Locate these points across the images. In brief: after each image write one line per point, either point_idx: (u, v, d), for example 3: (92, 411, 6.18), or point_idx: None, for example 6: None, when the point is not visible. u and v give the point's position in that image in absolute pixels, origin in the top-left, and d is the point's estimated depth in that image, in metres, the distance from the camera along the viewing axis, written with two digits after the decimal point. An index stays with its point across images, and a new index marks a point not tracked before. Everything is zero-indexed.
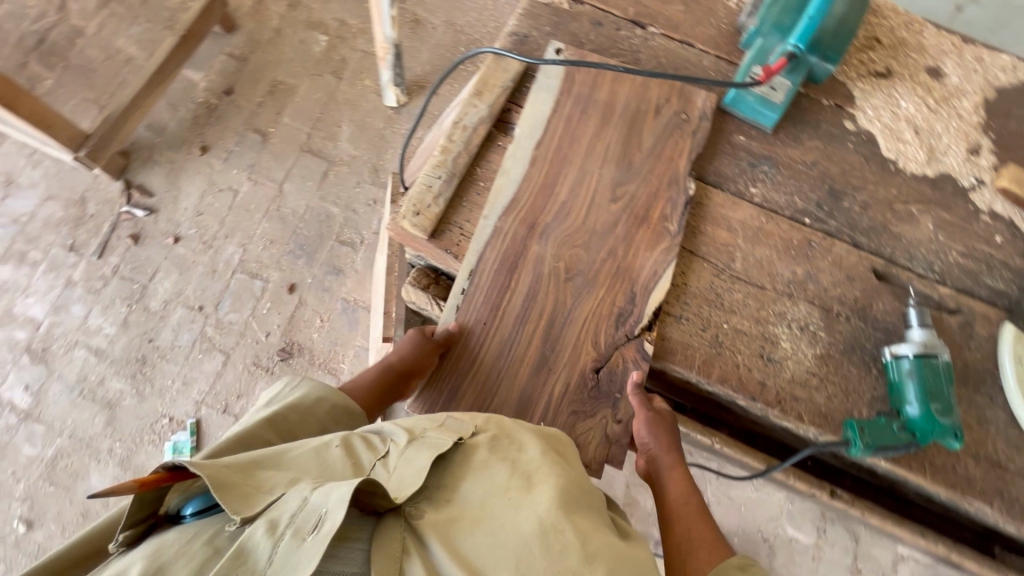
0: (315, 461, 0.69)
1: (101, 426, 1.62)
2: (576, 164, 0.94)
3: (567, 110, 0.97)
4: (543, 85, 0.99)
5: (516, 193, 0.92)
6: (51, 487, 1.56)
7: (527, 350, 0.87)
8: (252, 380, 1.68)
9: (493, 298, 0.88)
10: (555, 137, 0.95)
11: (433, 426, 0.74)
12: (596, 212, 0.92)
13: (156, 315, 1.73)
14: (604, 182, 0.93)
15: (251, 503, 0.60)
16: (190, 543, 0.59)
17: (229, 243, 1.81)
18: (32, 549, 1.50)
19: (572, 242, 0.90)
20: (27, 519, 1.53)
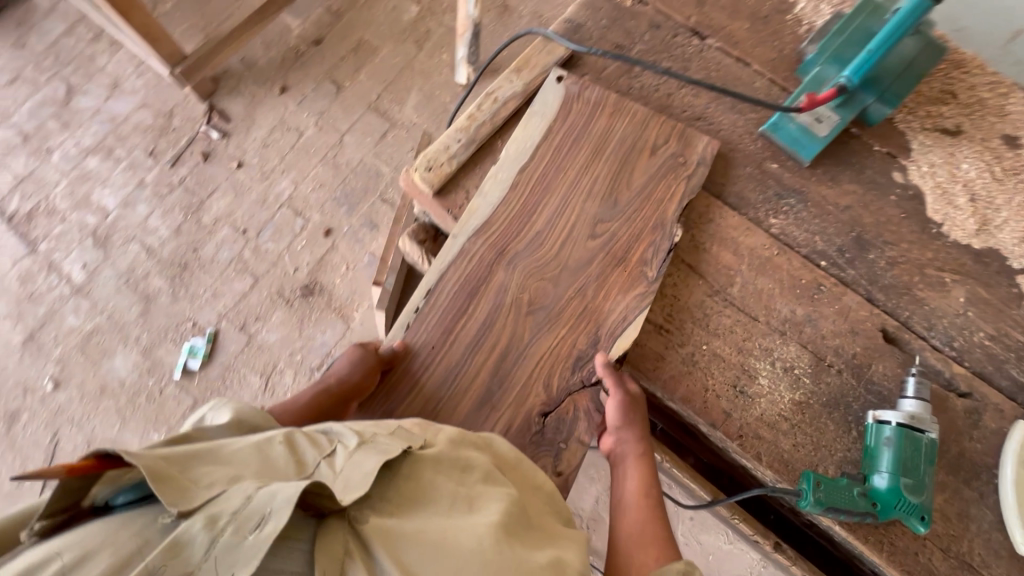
0: (256, 456, 0.62)
1: (135, 315, 1.77)
2: (559, 197, 0.94)
3: (556, 138, 0.97)
4: (542, 103, 0.99)
5: (490, 215, 0.93)
6: (81, 358, 1.73)
7: (471, 382, 0.88)
8: (272, 308, 1.78)
9: (449, 318, 0.90)
10: (538, 167, 0.95)
11: (384, 432, 0.71)
12: (569, 250, 0.91)
13: (205, 229, 1.87)
14: (584, 217, 0.93)
15: (189, 497, 0.54)
16: (115, 537, 0.51)
17: (284, 178, 1.92)
18: (54, 406, 1.68)
19: (540, 274, 0.91)
20: (55, 379, 1.70)
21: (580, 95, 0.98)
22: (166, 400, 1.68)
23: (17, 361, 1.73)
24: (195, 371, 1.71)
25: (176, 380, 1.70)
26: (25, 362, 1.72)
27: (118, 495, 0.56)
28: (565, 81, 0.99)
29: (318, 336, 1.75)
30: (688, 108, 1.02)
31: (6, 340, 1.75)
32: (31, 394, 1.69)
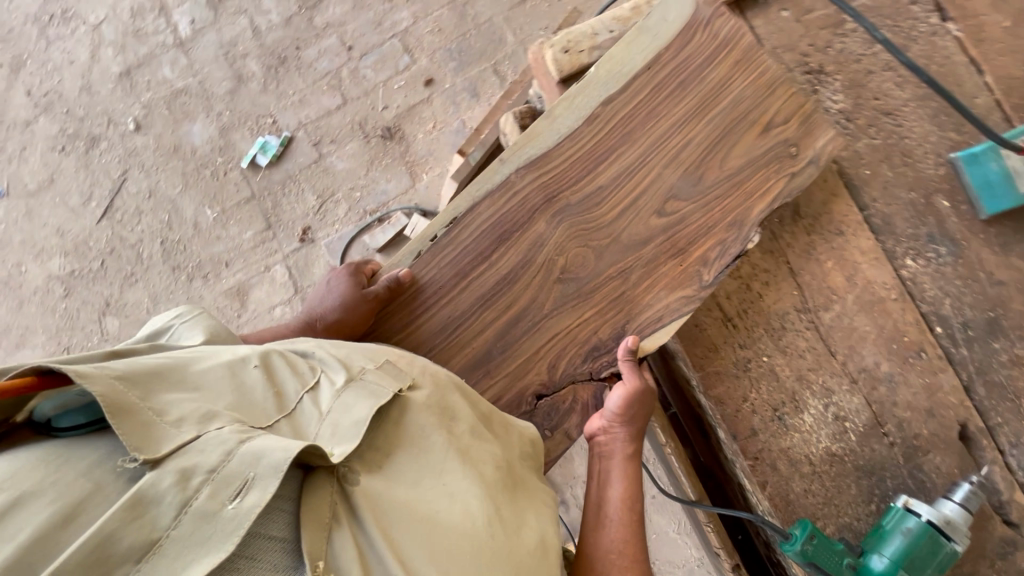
0: (229, 384, 0.62)
1: (224, 90, 1.75)
2: (638, 157, 0.83)
3: (655, 83, 0.83)
4: (654, 25, 0.84)
5: (552, 148, 0.85)
6: (165, 111, 1.74)
7: (477, 330, 0.86)
8: (349, 136, 1.72)
9: (468, 257, 0.87)
10: (622, 114, 0.84)
11: (373, 366, 0.73)
12: (624, 221, 0.83)
13: (314, 30, 1.77)
14: (658, 189, 0.82)
15: (153, 436, 0.51)
16: (53, 477, 0.47)
17: (405, 8, 1.77)
18: (130, 147, 1.72)
19: (585, 238, 0.84)
20: (137, 122, 1.73)
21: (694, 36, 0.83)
22: (227, 182, 1.71)
23: (109, 90, 1.75)
24: (262, 167, 1.71)
25: (241, 169, 1.71)
26: (116, 94, 1.75)
27: (63, 415, 0.52)
28: (696, 1, 0.84)
29: (381, 181, 1.71)
30: (881, 96, 0.84)
31: (106, 66, 1.77)
32: (113, 127, 1.73)
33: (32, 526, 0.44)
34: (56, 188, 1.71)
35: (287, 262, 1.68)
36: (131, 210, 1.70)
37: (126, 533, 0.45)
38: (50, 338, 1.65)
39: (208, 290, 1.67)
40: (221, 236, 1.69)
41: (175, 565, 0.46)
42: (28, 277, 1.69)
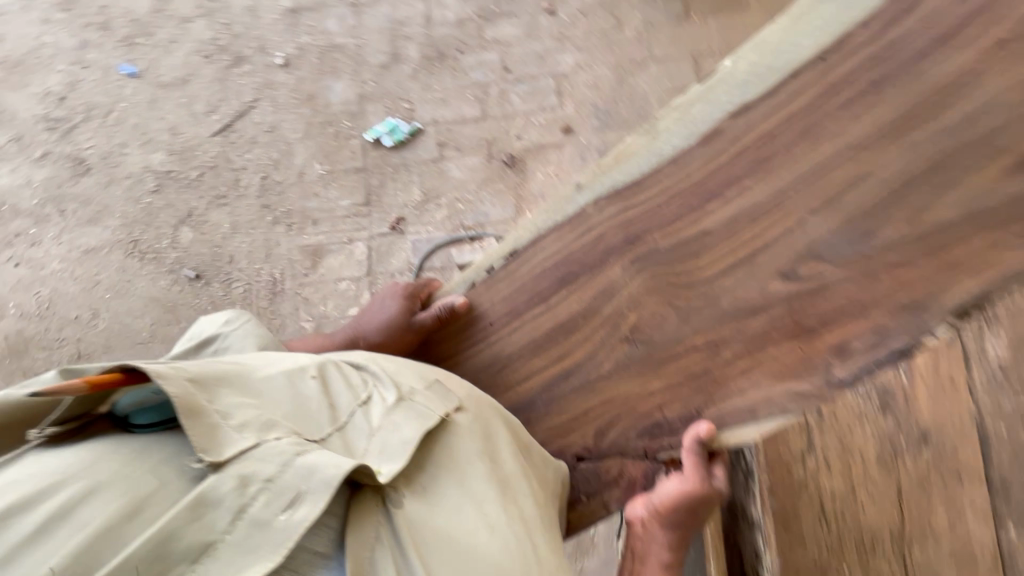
0: (292, 396, 0.83)
1: (376, 62, 1.77)
2: (766, 198, 0.80)
3: (800, 110, 0.77)
4: (821, 15, 0.74)
5: (640, 178, 0.89)
6: (316, 60, 1.76)
7: (533, 371, 1.02)
8: (474, 150, 1.73)
9: (518, 300, 1.04)
10: (750, 149, 0.80)
11: (421, 390, 0.91)
12: (727, 275, 0.83)
13: (480, 41, 1.80)
14: (798, 240, 0.78)
15: (214, 437, 0.70)
16: (124, 472, 0.66)
17: (571, 54, 1.79)
18: (270, 79, 1.75)
19: (666, 295, 0.89)
20: (286, 59, 1.76)
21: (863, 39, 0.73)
22: (344, 147, 1.72)
23: (272, 19, 1.78)
24: (383, 147, 1.72)
25: (363, 140, 1.73)
26: (277, 25, 1.78)
27: (138, 414, 0.73)
28: None
29: (486, 202, 1.71)
30: None
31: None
32: (261, 54, 1.76)
33: (109, 507, 0.63)
34: (186, 89, 1.73)
35: (369, 243, 1.69)
36: (247, 136, 1.72)
37: (194, 524, 0.64)
38: (124, 226, 1.66)
39: (286, 239, 1.68)
40: (319, 194, 1.70)
41: (230, 562, 0.63)
42: (126, 159, 1.69)
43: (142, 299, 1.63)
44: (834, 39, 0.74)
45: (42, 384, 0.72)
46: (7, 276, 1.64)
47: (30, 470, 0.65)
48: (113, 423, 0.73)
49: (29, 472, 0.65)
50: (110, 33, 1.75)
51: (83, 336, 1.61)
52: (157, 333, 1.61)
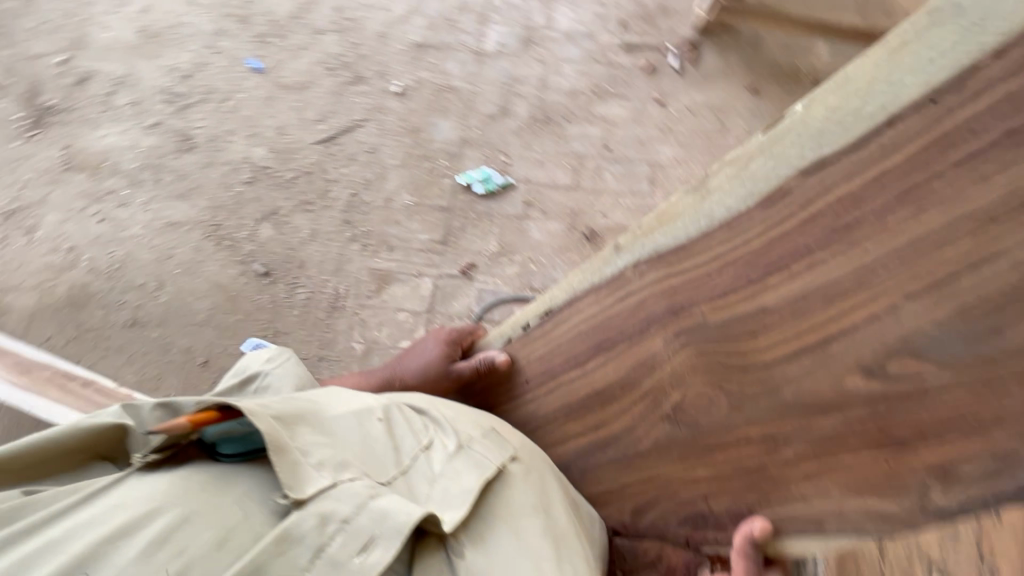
0: (359, 438, 0.84)
1: (485, 112, 1.82)
2: (849, 274, 0.55)
3: (906, 159, 0.49)
4: (935, 33, 0.47)
5: (682, 242, 0.69)
6: (429, 96, 1.83)
7: (571, 435, 0.93)
8: (558, 215, 1.74)
9: (551, 360, 0.94)
10: (829, 207, 0.55)
11: (479, 438, 0.89)
12: (792, 365, 0.61)
13: (587, 114, 1.84)
14: (897, 335, 0.53)
15: (297, 475, 0.74)
16: (209, 503, 0.71)
17: (672, 146, 1.81)
18: (382, 103, 1.81)
19: (709, 378, 0.70)
20: (402, 88, 1.82)
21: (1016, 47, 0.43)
22: (436, 183, 1.76)
23: (398, 49, 1.85)
24: (473, 193, 1.76)
25: (454, 181, 1.76)
26: (402, 56, 1.85)
27: (223, 444, 0.78)
28: None
29: (558, 269, 1.71)
30: None
31: (409, 30, 1.88)
32: (379, 79, 1.82)
33: (201, 535, 0.68)
34: (302, 94, 1.79)
35: (436, 281, 1.69)
36: (347, 152, 1.77)
37: (278, 557, 0.68)
38: (209, 208, 1.70)
39: (359, 257, 1.70)
40: (399, 222, 1.73)
41: None
42: (229, 147, 1.75)
43: (207, 282, 1.65)
44: (959, 65, 0.46)
45: (118, 419, 0.77)
46: (87, 229, 1.66)
47: (131, 497, 0.70)
48: (200, 448, 0.78)
49: (133, 496, 0.70)
50: (246, 28, 1.84)
51: (143, 304, 1.63)
52: (214, 319, 1.64)
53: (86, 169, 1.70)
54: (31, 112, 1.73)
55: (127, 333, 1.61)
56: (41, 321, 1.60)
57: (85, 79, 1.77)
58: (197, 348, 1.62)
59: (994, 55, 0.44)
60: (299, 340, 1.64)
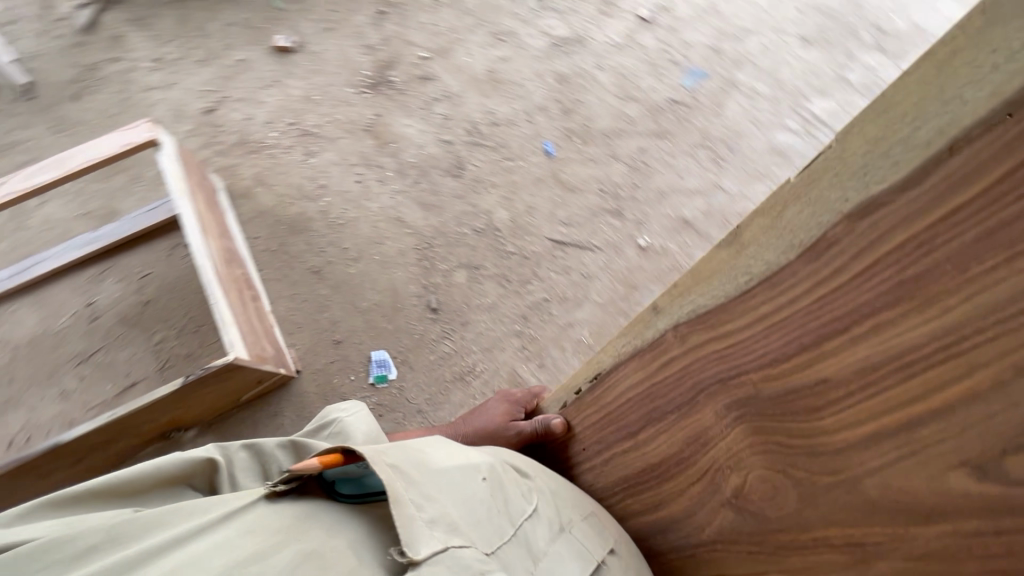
0: (465, 494, 0.83)
1: None
2: (941, 340, 0.52)
3: (993, 202, 0.45)
4: (997, 34, 0.42)
5: (715, 305, 0.73)
6: (664, 266, 1.80)
7: (648, 509, 0.97)
8: None
9: (602, 428, 1.03)
10: (895, 275, 0.53)
11: (577, 520, 0.93)
12: (870, 452, 0.61)
13: None
14: (1008, 421, 0.50)
15: (412, 532, 0.73)
16: (328, 550, 0.71)
17: None
18: (622, 246, 1.83)
19: (774, 455, 0.72)
20: (647, 245, 1.82)
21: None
22: None
23: (665, 213, 1.86)
24: None
25: None
26: (665, 221, 1.85)
27: (342, 483, 0.81)
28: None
29: None
30: None
31: (686, 203, 1.87)
32: (634, 225, 1.85)
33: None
34: (565, 195, 1.89)
35: None
36: (566, 263, 1.81)
37: None
38: (434, 229, 1.83)
39: (512, 352, 1.71)
40: (564, 349, 1.71)
41: None
42: (484, 195, 1.88)
43: (388, 283, 1.76)
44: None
45: (242, 458, 0.89)
46: (344, 182, 1.87)
47: (258, 529, 0.71)
48: (320, 485, 0.80)
49: (258, 528, 0.71)
50: (563, 118, 1.99)
51: (334, 263, 1.78)
52: (370, 315, 1.73)
53: (378, 139, 1.92)
54: (375, 76, 2.00)
55: (307, 276, 1.76)
56: (263, 222, 1.81)
57: (427, 78, 2.01)
58: (341, 326, 1.71)
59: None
60: (417, 382, 1.67)
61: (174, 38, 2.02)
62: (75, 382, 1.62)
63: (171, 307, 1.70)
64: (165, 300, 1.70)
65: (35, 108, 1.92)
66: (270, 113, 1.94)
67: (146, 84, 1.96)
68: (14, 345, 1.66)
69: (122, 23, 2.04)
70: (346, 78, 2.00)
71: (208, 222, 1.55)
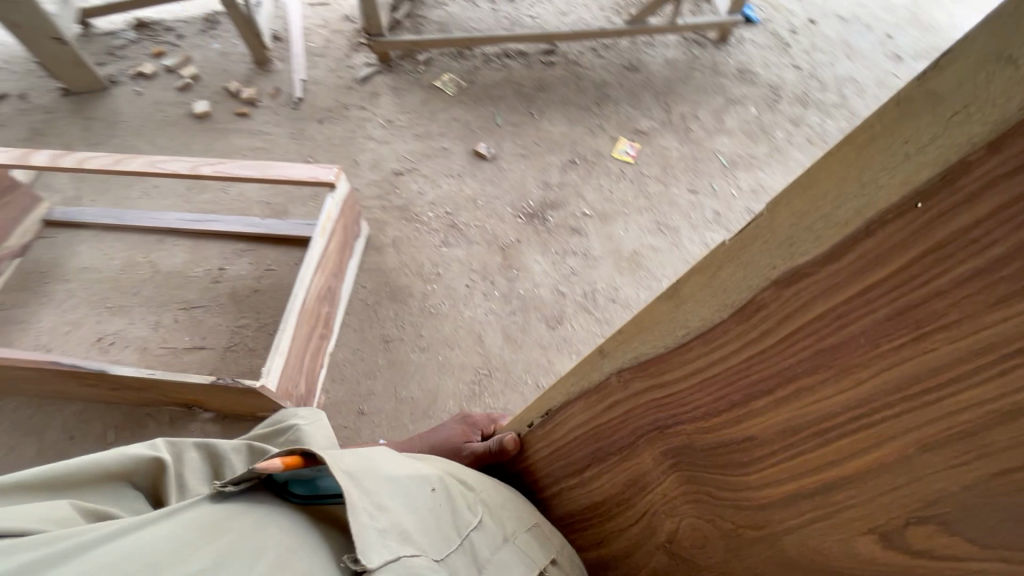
0: (415, 507, 0.77)
1: None
2: (859, 409, 0.38)
3: (903, 283, 0.31)
4: (904, 131, 0.29)
5: (642, 358, 0.55)
6: None
7: (592, 540, 0.86)
8: None
9: (554, 463, 0.84)
10: (811, 345, 0.38)
11: (522, 528, 0.85)
12: (787, 512, 0.48)
13: None
14: (914, 493, 0.37)
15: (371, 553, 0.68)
16: (285, 545, 0.68)
17: None
18: None
19: (699, 503, 0.59)
20: None
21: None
22: None
23: None
24: None
25: None
26: None
27: (292, 482, 0.77)
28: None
29: None
30: None
31: None
32: None
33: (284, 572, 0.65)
34: None
35: None
36: None
37: None
38: (501, 363, 1.82)
39: None
40: None
41: None
42: (564, 358, 1.84)
43: (434, 387, 1.78)
44: (944, 162, 0.27)
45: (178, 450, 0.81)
46: (456, 279, 1.99)
47: (217, 525, 0.67)
48: (269, 485, 0.76)
49: (215, 523, 0.68)
50: None
51: (404, 343, 1.86)
52: (402, 405, 1.75)
53: (505, 260, 2.03)
54: (536, 209, 2.16)
55: (376, 340, 1.86)
56: (375, 276, 1.99)
57: (576, 231, 2.10)
58: (373, 400, 1.76)
59: (982, 156, 0.26)
60: None
61: (409, 112, 2.43)
62: (170, 320, 1.89)
63: (270, 304, 1.93)
64: (271, 297, 1.94)
65: (292, 116, 2.42)
66: (437, 197, 2.19)
67: (370, 135, 2.36)
68: (156, 269, 2.00)
69: (384, 86, 2.52)
70: (511, 199, 2.19)
71: (330, 260, 1.75)
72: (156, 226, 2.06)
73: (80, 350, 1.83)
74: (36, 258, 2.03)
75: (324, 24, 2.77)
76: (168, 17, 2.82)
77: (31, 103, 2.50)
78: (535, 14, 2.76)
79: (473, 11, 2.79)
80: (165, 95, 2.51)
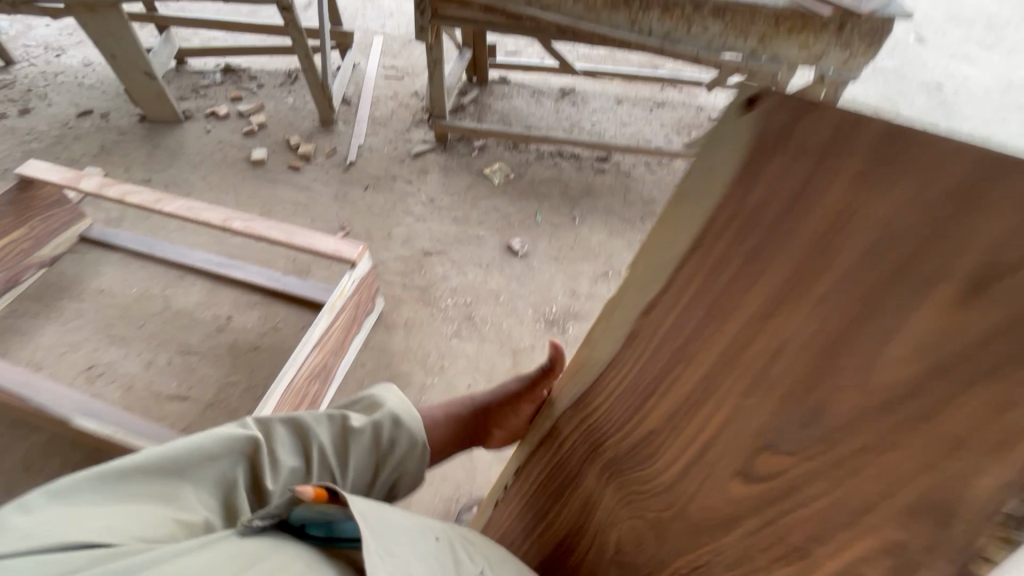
0: (422, 550, 0.74)
1: None
2: (699, 339, 0.56)
3: (717, 263, 0.51)
4: (697, 208, 0.51)
5: (587, 360, 0.71)
6: None
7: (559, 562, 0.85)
8: None
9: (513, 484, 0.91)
10: (678, 306, 0.56)
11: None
12: (678, 427, 0.62)
13: None
14: (732, 373, 0.55)
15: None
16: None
17: None
18: None
19: (631, 456, 0.69)
20: None
21: (768, 94, 0.45)
22: None
23: None
24: None
25: None
26: None
27: (309, 527, 0.76)
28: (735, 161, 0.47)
29: None
30: None
31: None
32: None
33: None
34: None
35: None
36: None
37: None
38: (484, 483, 1.69)
39: None
40: None
41: None
42: None
43: None
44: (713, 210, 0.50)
45: (267, 433, 0.87)
46: (460, 376, 1.88)
47: (247, 558, 0.66)
48: (288, 528, 0.75)
49: (245, 553, 0.67)
50: None
51: None
52: None
53: (514, 365, 1.92)
54: (558, 316, 2.06)
55: None
56: (378, 355, 1.91)
57: None
58: None
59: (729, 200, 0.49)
60: None
61: (452, 194, 2.44)
62: (163, 362, 1.84)
63: (265, 365, 1.86)
64: (268, 358, 1.87)
65: (340, 178, 2.48)
66: (460, 284, 2.13)
67: (409, 209, 2.37)
68: (167, 306, 1.99)
69: (434, 164, 2.56)
70: (534, 301, 2.10)
71: (332, 338, 1.68)
72: (181, 262, 2.07)
73: (68, 376, 1.80)
74: (62, 271, 2.07)
75: (394, 97, 2.89)
76: (256, 67, 3.02)
77: (110, 123, 2.67)
78: (596, 121, 2.81)
79: (536, 108, 2.86)
80: (231, 137, 2.63)
